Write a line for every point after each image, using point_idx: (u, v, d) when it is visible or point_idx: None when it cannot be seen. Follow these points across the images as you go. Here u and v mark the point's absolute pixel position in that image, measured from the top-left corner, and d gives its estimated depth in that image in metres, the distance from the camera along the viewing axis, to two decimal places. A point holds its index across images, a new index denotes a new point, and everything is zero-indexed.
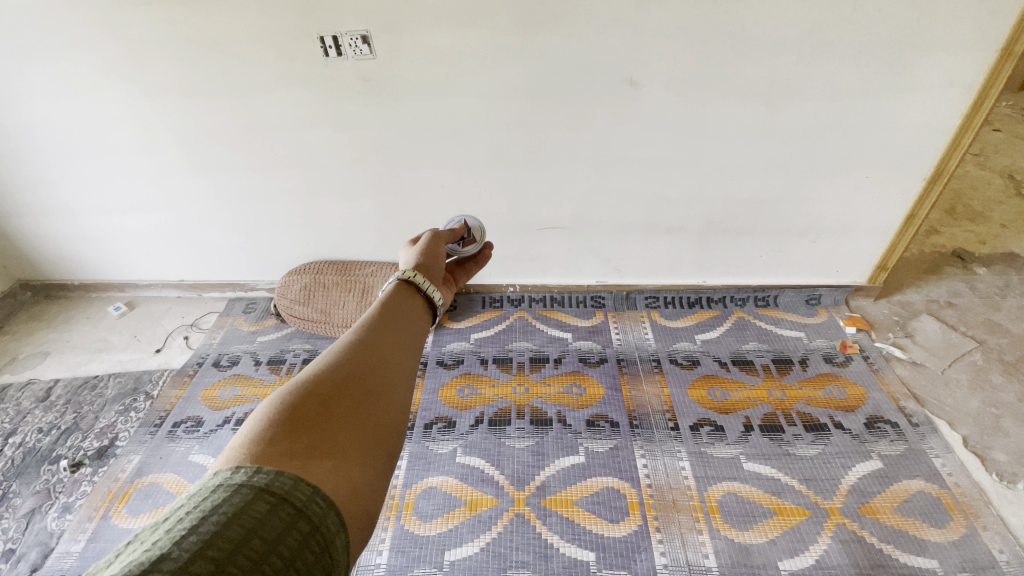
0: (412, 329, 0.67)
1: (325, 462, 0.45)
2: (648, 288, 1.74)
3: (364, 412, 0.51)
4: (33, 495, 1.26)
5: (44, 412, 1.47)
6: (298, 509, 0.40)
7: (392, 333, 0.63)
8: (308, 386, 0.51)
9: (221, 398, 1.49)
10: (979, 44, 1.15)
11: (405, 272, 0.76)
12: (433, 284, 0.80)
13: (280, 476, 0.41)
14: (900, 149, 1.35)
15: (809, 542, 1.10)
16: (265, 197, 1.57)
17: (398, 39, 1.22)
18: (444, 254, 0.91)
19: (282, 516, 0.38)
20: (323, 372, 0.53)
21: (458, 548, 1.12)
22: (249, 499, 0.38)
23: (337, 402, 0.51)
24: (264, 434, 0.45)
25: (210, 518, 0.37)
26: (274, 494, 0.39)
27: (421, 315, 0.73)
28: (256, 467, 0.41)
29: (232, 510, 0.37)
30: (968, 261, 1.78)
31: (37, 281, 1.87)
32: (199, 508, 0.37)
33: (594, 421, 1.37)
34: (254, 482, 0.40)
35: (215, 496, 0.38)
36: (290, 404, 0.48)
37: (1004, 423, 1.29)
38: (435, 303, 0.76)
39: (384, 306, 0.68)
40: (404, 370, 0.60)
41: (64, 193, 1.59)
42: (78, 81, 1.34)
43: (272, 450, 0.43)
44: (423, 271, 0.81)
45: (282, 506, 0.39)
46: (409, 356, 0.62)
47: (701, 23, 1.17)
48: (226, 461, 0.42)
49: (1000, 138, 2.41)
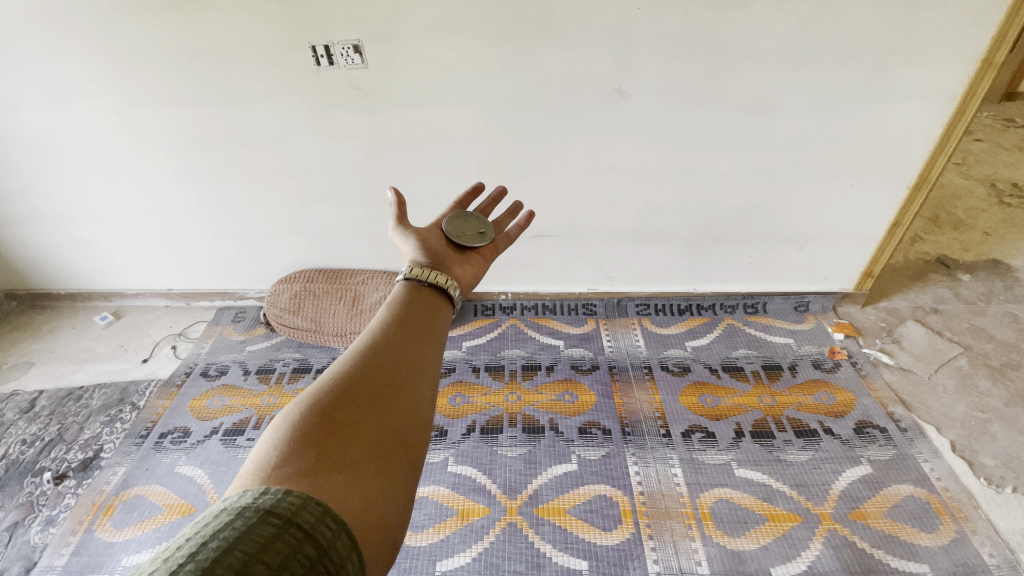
0: (427, 326, 0.66)
1: (335, 476, 0.44)
2: (638, 295, 1.76)
3: (375, 418, 0.50)
4: (15, 508, 1.24)
5: (28, 423, 1.45)
6: (306, 532, 0.38)
7: (406, 333, 0.62)
8: (314, 399, 0.50)
9: (209, 409, 1.47)
10: (959, 55, 1.18)
11: (409, 274, 0.75)
12: (443, 275, 0.78)
13: (288, 496, 0.40)
14: (884, 157, 1.38)
15: (801, 547, 1.11)
16: (256, 206, 1.57)
17: (390, 49, 1.23)
18: (436, 240, 0.88)
19: (288, 540, 0.37)
20: (331, 381, 0.53)
21: (449, 559, 1.11)
22: (253, 523, 0.37)
23: (346, 410, 0.50)
24: (269, 456, 0.44)
25: (210, 545, 0.35)
26: (280, 516, 0.38)
27: (433, 304, 0.71)
28: (263, 490, 0.40)
29: (233, 535, 0.36)
30: (953, 267, 1.82)
31: (22, 290, 1.84)
32: (199, 534, 0.36)
33: (586, 428, 1.37)
34: (259, 505, 0.38)
35: (217, 521, 0.37)
36: (296, 419, 0.48)
37: (990, 427, 1.31)
38: (448, 290, 0.75)
39: (396, 307, 0.68)
40: (420, 368, 0.58)
41: (52, 201, 1.57)
42: (67, 89, 1.33)
43: (279, 471, 0.42)
44: (427, 266, 0.80)
45: (288, 529, 0.37)
46: (426, 353, 0.61)
47: (689, 34, 1.19)
48: (237, 486, 0.42)
49: (982, 147, 2.47)
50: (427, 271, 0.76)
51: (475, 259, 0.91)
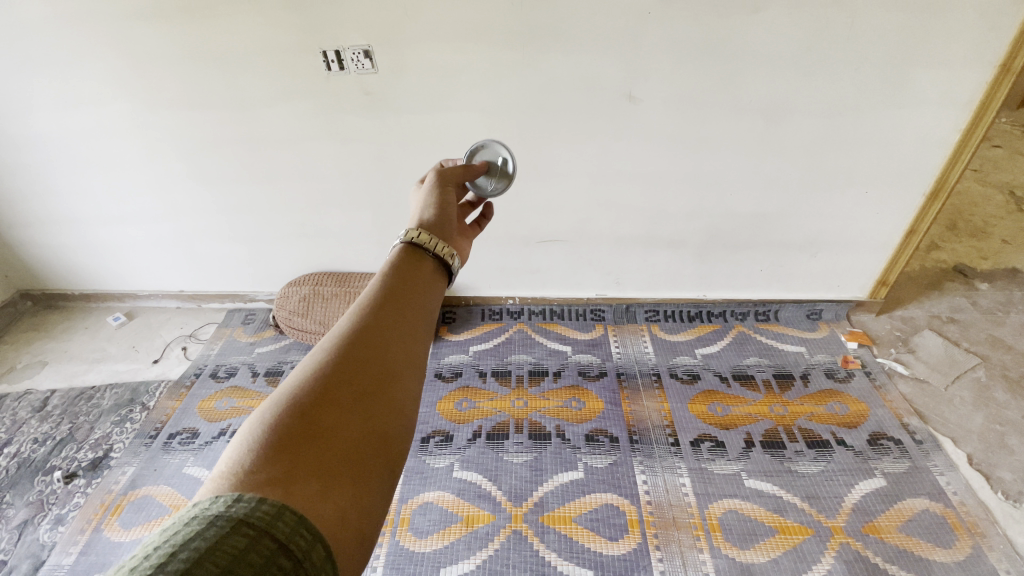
0: (419, 307, 0.59)
1: (311, 483, 0.39)
2: (648, 302, 1.74)
3: (358, 421, 0.45)
4: (26, 506, 1.25)
5: (40, 422, 1.46)
6: (280, 543, 0.34)
7: (396, 315, 0.55)
8: (292, 397, 0.44)
9: (218, 410, 1.48)
10: (976, 60, 1.16)
11: (408, 234, 0.66)
12: (446, 242, 0.70)
13: (263, 504, 0.35)
14: (900, 164, 1.36)
15: (812, 561, 1.08)
16: (266, 210, 1.58)
17: (400, 55, 1.24)
18: (452, 197, 0.78)
19: (262, 551, 0.33)
20: (312, 375, 0.46)
21: (453, 566, 1.10)
22: (225, 533, 0.33)
23: (326, 412, 0.44)
24: (243, 457, 0.39)
25: (180, 555, 0.32)
26: (254, 526, 0.34)
27: (429, 281, 0.64)
28: (237, 496, 0.36)
29: (204, 546, 0.32)
30: (971, 276, 1.78)
31: (38, 291, 1.88)
32: (169, 543, 0.33)
33: (594, 436, 1.35)
34: (231, 513, 0.34)
35: (188, 529, 0.33)
36: (271, 421, 0.42)
37: (1009, 441, 1.28)
38: (450, 265, 0.68)
39: (388, 281, 0.60)
40: (407, 359, 0.52)
41: (67, 203, 1.60)
42: (83, 93, 1.35)
43: (252, 476, 0.38)
44: (432, 227, 0.71)
45: (262, 540, 0.34)
46: (415, 340, 0.55)
47: (699, 38, 1.18)
48: (207, 491, 0.37)
49: (1001, 154, 2.42)
50: (434, 238, 0.67)
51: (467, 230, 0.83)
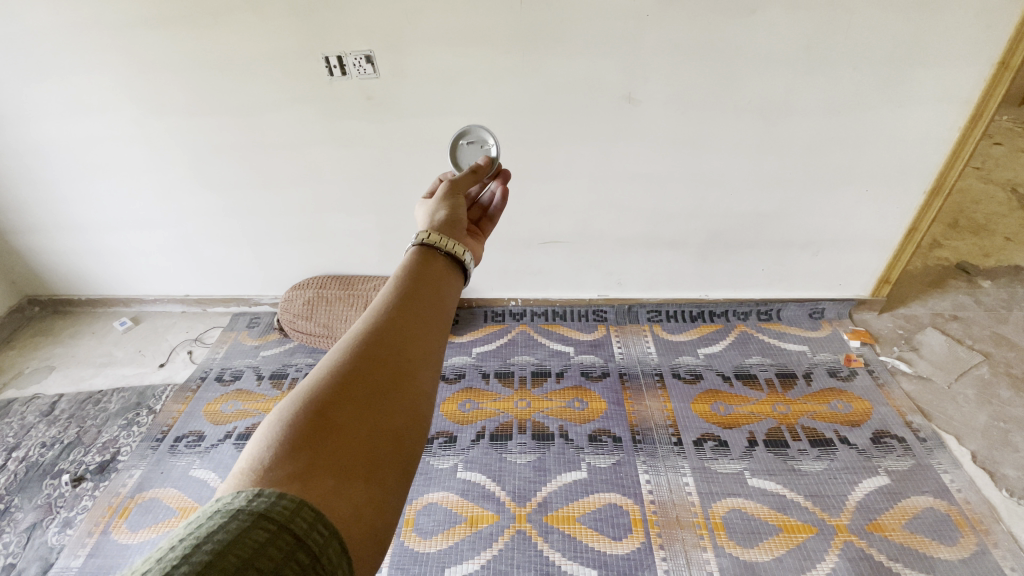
0: (434, 307, 0.60)
1: (327, 479, 0.40)
2: (650, 302, 1.75)
3: (371, 419, 0.45)
4: (34, 509, 1.26)
5: (48, 426, 1.48)
6: (298, 538, 0.35)
7: (412, 316, 0.56)
8: (309, 395, 0.45)
9: (223, 413, 1.49)
10: (974, 58, 1.16)
11: (420, 236, 0.68)
12: (457, 241, 0.71)
13: (282, 499, 0.36)
14: (900, 163, 1.36)
15: (816, 560, 1.08)
16: (271, 213, 1.60)
17: (401, 59, 1.25)
18: (461, 201, 0.79)
19: (280, 545, 0.34)
20: (329, 374, 0.47)
21: (458, 566, 1.10)
22: (246, 527, 0.34)
23: (341, 409, 0.44)
24: (262, 455, 0.40)
25: (204, 546, 0.32)
26: (273, 521, 0.35)
27: (443, 279, 0.64)
28: (257, 491, 0.37)
29: (227, 539, 0.33)
30: (974, 274, 1.77)
31: (45, 296, 1.89)
32: (193, 534, 0.33)
33: (596, 436, 1.36)
34: (253, 507, 0.35)
35: (210, 522, 0.34)
36: (289, 417, 0.43)
37: (1013, 438, 1.27)
38: (462, 262, 0.69)
39: (402, 283, 0.60)
40: (422, 358, 0.53)
41: (74, 209, 1.62)
42: (90, 100, 1.37)
43: (271, 473, 0.39)
44: (443, 228, 0.72)
45: (281, 535, 0.35)
46: (430, 341, 0.55)
47: (697, 39, 1.19)
48: (228, 487, 0.38)
49: (1003, 151, 2.41)
50: (444, 237, 0.69)
51: (476, 234, 0.84)
